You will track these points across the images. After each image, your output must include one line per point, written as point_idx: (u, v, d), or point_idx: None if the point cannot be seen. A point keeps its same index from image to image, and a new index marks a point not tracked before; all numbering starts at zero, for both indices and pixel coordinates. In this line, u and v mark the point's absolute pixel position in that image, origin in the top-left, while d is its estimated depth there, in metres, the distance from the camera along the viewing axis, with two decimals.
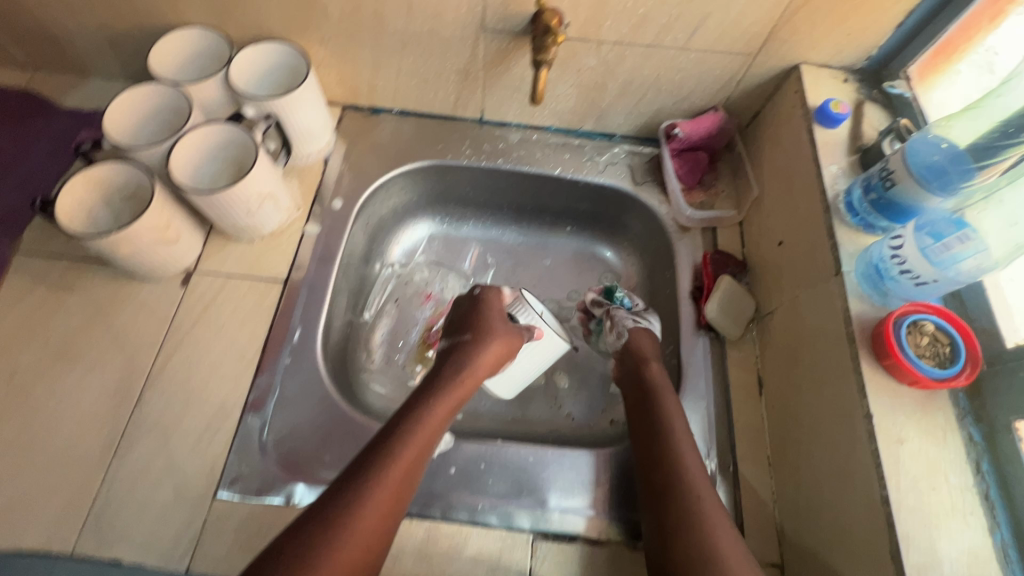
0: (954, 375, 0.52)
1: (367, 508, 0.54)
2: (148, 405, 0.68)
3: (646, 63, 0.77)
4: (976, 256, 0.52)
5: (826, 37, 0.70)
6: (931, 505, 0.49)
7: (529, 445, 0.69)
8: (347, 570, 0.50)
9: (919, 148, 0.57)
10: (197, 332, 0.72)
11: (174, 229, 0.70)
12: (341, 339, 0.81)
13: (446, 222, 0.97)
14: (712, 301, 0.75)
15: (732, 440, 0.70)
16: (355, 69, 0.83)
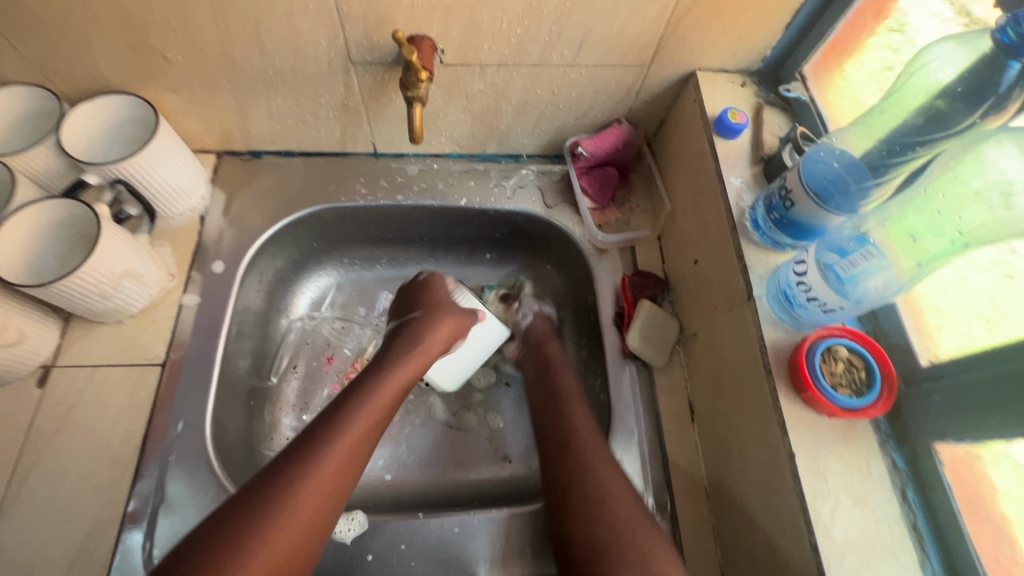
0: (868, 406, 0.50)
1: (314, 483, 0.51)
2: (5, 536, 0.58)
3: (537, 82, 0.71)
4: (881, 274, 0.49)
5: (718, 42, 0.66)
6: (861, 547, 0.47)
7: (454, 514, 0.63)
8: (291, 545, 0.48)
9: (814, 164, 0.54)
10: (60, 438, 0.63)
11: (15, 328, 0.61)
12: (242, 414, 0.74)
13: (354, 264, 0.90)
14: (633, 331, 0.71)
15: (667, 475, 0.67)
16: (220, 114, 0.74)
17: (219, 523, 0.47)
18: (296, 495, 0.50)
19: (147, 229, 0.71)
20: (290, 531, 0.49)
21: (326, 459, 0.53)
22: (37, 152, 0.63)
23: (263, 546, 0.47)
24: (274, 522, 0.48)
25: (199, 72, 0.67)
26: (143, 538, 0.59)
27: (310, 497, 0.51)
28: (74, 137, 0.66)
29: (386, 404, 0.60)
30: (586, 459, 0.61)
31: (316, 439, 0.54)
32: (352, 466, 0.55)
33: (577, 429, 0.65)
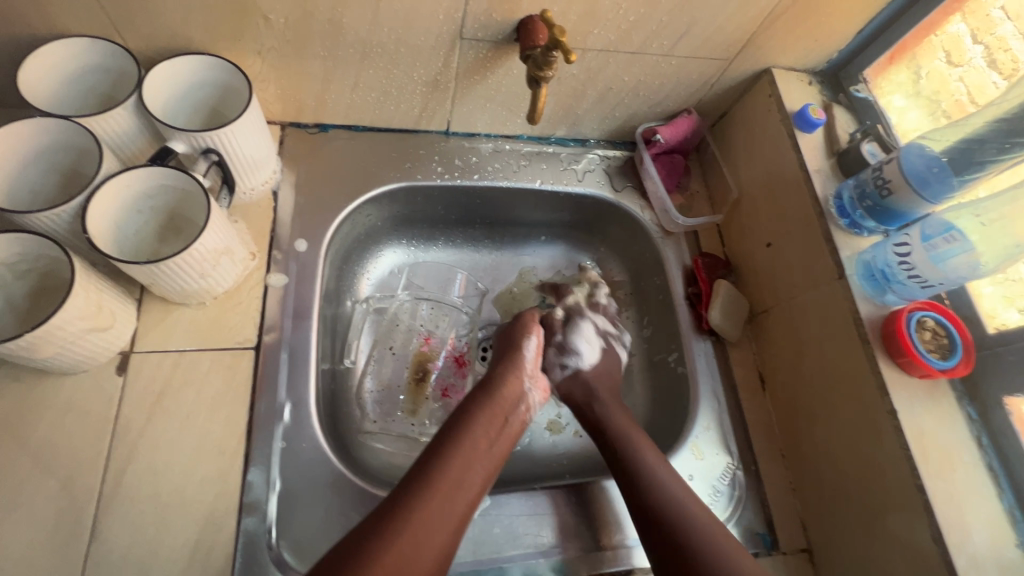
0: (954, 365, 0.58)
1: (433, 504, 0.55)
2: (108, 536, 0.53)
3: (628, 70, 0.74)
4: (965, 255, 0.56)
5: (797, 43, 0.72)
6: (956, 486, 0.55)
7: (566, 485, 0.67)
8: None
9: (911, 155, 0.61)
10: (154, 428, 0.58)
11: (107, 311, 0.56)
12: (328, 398, 0.71)
13: (413, 244, 0.88)
14: (714, 308, 0.77)
15: (748, 439, 0.73)
16: (301, 84, 0.69)
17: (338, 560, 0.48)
18: (416, 515, 0.53)
19: (227, 200, 0.65)
20: (416, 549, 0.51)
21: (444, 483, 0.57)
22: (117, 114, 0.57)
23: (392, 560, 0.50)
24: (403, 538, 0.51)
25: (295, 37, 0.63)
26: (264, 527, 0.57)
27: (430, 517, 0.54)
28: (153, 99, 0.60)
29: (491, 427, 0.65)
30: (717, 545, 0.55)
31: (431, 466, 0.58)
32: (467, 490, 0.58)
33: (657, 483, 0.61)
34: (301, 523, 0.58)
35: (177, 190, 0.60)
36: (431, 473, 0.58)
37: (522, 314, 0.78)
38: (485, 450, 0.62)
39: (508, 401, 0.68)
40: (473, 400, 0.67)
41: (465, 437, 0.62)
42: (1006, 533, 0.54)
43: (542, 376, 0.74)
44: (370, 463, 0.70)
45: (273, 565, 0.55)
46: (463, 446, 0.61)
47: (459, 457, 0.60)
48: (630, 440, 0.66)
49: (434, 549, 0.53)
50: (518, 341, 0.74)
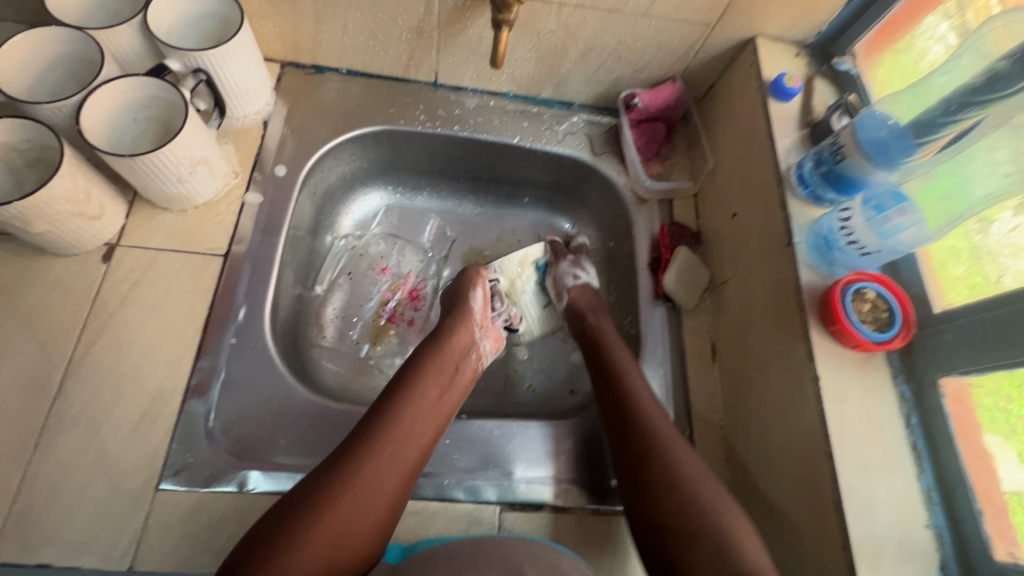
0: (890, 338, 0.56)
1: (385, 451, 0.57)
2: (70, 394, 0.61)
3: (607, 29, 0.75)
4: (914, 227, 0.55)
5: (782, 11, 0.71)
6: (870, 457, 0.54)
7: (494, 419, 0.69)
8: (356, 515, 0.52)
9: (869, 121, 0.59)
10: (125, 311, 0.66)
11: (96, 202, 0.64)
12: (290, 314, 0.76)
13: (398, 191, 0.92)
14: (670, 273, 0.76)
15: (687, 404, 0.72)
16: (294, 22, 0.75)
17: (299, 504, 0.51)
18: (371, 464, 0.55)
19: (217, 123, 0.71)
20: (375, 488, 0.54)
21: (395, 432, 0.58)
22: (124, 30, 0.64)
23: (347, 509, 0.52)
24: (356, 487, 0.53)
25: None
26: (205, 409, 0.63)
27: (384, 464, 0.56)
28: (159, 21, 0.67)
29: (441, 378, 0.66)
30: (661, 432, 0.61)
31: (383, 416, 0.59)
32: (420, 435, 0.60)
33: (642, 402, 0.65)
34: (239, 413, 0.64)
35: (166, 102, 0.67)
36: (380, 423, 0.59)
37: (467, 273, 0.80)
38: (436, 397, 0.64)
39: (457, 350, 0.70)
40: (423, 356, 0.68)
41: (415, 388, 0.63)
42: (916, 512, 0.52)
43: (494, 328, 0.78)
44: (322, 379, 0.75)
45: (207, 442, 0.61)
46: (413, 396, 0.62)
47: (409, 405, 0.61)
48: (617, 363, 0.70)
49: (390, 491, 0.55)
50: (465, 294, 0.77)
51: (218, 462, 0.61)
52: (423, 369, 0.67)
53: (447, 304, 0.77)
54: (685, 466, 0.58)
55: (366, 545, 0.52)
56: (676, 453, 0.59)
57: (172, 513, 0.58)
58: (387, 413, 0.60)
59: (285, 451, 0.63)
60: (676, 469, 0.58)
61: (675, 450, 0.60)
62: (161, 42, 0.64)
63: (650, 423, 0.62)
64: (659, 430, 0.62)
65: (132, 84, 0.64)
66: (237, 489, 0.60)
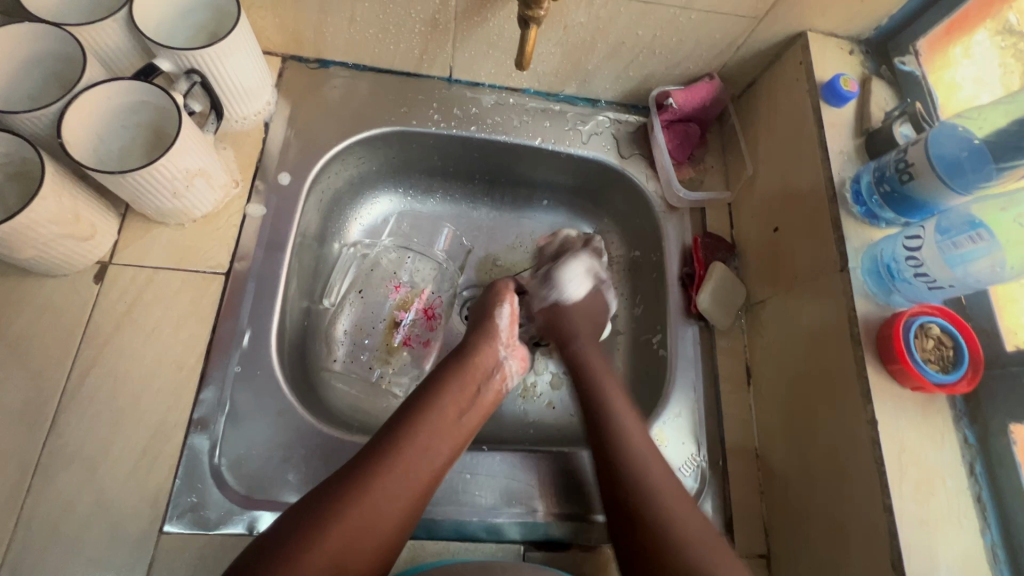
0: (955, 381, 0.51)
1: (393, 474, 0.52)
2: (64, 430, 0.56)
3: (642, 22, 0.67)
4: (990, 257, 0.49)
5: (839, 4, 0.64)
6: (931, 512, 0.49)
7: (517, 450, 0.65)
8: (351, 543, 0.49)
9: (942, 137, 0.54)
10: (121, 337, 0.61)
11: (84, 221, 0.58)
12: (296, 333, 0.72)
13: (409, 194, 0.85)
14: (704, 292, 0.71)
15: (721, 433, 0.68)
16: (297, 13, 0.68)
17: (295, 523, 0.48)
18: (374, 485, 0.51)
19: (213, 127, 0.65)
20: (376, 516, 0.50)
21: (407, 454, 0.54)
22: (108, 26, 0.57)
23: (342, 536, 0.48)
24: (355, 510, 0.50)
25: None
26: (210, 444, 0.59)
27: (390, 488, 0.52)
28: (146, 15, 0.60)
29: (462, 396, 0.61)
30: (654, 486, 0.56)
31: (395, 435, 0.55)
32: (433, 458, 0.55)
33: (639, 457, 0.58)
34: (247, 447, 0.60)
35: (157, 107, 0.60)
36: (393, 441, 0.55)
37: (495, 287, 0.73)
38: (453, 417, 0.59)
39: (484, 364, 0.65)
40: (444, 369, 0.63)
41: (432, 406, 0.59)
42: (980, 570, 0.49)
43: (521, 345, 0.70)
44: (332, 402, 0.71)
45: (212, 480, 0.57)
46: (429, 415, 0.58)
47: (423, 428, 0.56)
48: (612, 422, 0.61)
49: (393, 516, 0.52)
50: (490, 308, 0.70)
51: (225, 502, 0.57)
52: (443, 386, 0.61)
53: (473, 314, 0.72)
54: (685, 526, 0.53)
55: (362, 573, 0.49)
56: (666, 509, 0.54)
57: (178, 558, 0.54)
58: (401, 433, 0.55)
59: (295, 488, 0.59)
60: (661, 514, 0.54)
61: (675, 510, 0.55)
62: (150, 40, 0.57)
63: (629, 467, 0.58)
64: (654, 487, 0.56)
65: (119, 89, 0.58)
66: (246, 531, 0.56)
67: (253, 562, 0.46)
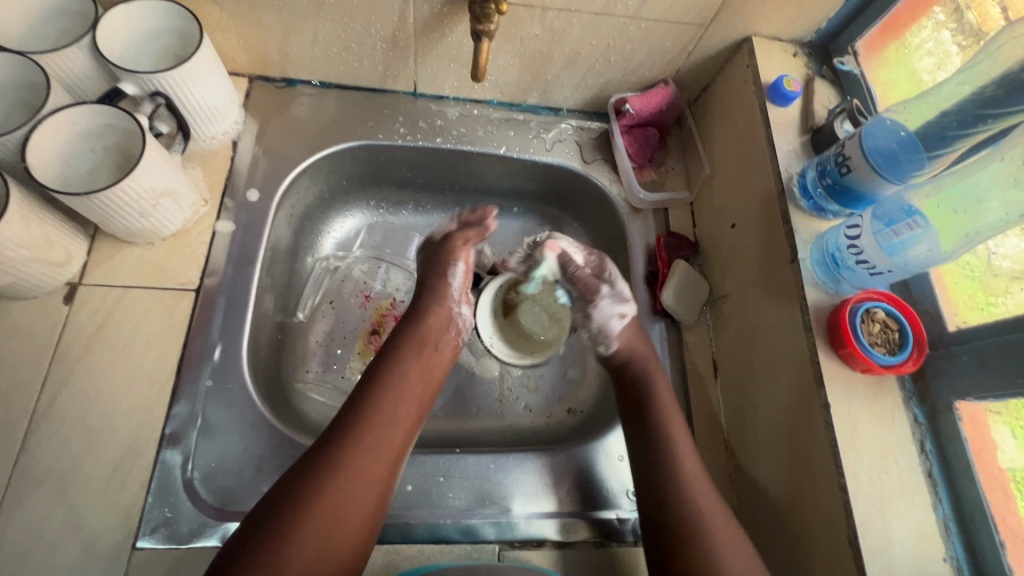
0: (902, 362, 0.54)
1: (348, 476, 0.51)
2: (34, 451, 0.57)
3: (595, 32, 0.70)
4: (925, 242, 0.52)
5: (778, 10, 0.67)
6: (885, 489, 0.51)
7: (490, 451, 0.66)
8: (331, 517, 0.49)
9: (876, 131, 0.57)
10: (91, 357, 0.61)
11: (53, 242, 0.59)
12: (270, 347, 0.72)
13: (381, 207, 0.87)
14: (668, 288, 0.73)
15: (690, 425, 0.69)
16: (260, 34, 0.70)
17: (271, 511, 0.49)
18: (338, 468, 0.51)
19: (181, 147, 0.66)
20: (353, 487, 0.51)
21: (369, 423, 0.55)
22: (73, 53, 0.59)
23: (324, 513, 0.49)
24: (316, 518, 0.49)
25: None
26: (183, 458, 0.59)
27: (348, 491, 0.51)
28: (111, 41, 0.62)
29: (419, 361, 0.62)
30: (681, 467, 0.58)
31: (357, 408, 0.56)
32: (386, 448, 0.55)
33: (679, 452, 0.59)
34: (220, 460, 0.60)
35: (123, 130, 0.62)
36: (337, 445, 0.53)
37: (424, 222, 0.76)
38: (396, 410, 0.57)
39: (433, 338, 0.64)
40: (399, 335, 0.64)
41: (390, 376, 0.59)
42: (933, 544, 0.50)
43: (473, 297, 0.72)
44: (308, 414, 0.72)
45: (185, 494, 0.58)
46: (386, 383, 0.58)
47: (381, 397, 0.57)
48: (660, 406, 0.63)
49: (370, 483, 0.52)
50: (444, 267, 0.69)
51: (198, 516, 0.57)
52: (397, 356, 0.61)
53: (424, 267, 0.70)
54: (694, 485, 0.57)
55: (349, 546, 0.50)
56: (697, 502, 0.56)
57: (151, 573, 0.54)
58: (361, 405, 0.56)
59: None
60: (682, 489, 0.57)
61: (700, 498, 0.56)
62: (114, 65, 0.59)
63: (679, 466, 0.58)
64: (688, 479, 0.57)
65: (84, 114, 0.59)
66: (220, 543, 0.57)
67: (240, 556, 0.46)
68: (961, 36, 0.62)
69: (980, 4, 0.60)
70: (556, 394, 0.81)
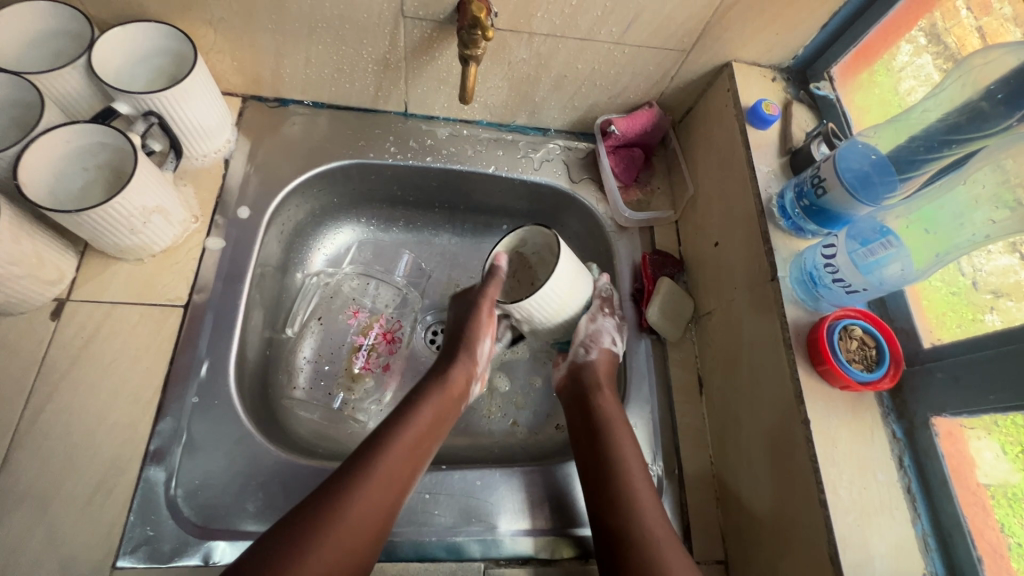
0: (879, 378, 0.55)
1: (360, 517, 0.53)
2: (16, 469, 0.56)
3: (580, 57, 0.73)
4: (899, 261, 0.53)
5: (756, 36, 0.70)
6: (864, 505, 0.52)
7: (476, 468, 0.66)
8: (333, 566, 0.50)
9: (850, 154, 0.58)
10: (76, 373, 0.61)
11: (43, 258, 0.60)
12: (258, 363, 0.73)
13: (372, 224, 0.88)
14: (654, 305, 0.74)
15: (675, 441, 0.70)
16: (254, 56, 0.71)
17: (279, 547, 0.49)
18: (353, 518, 0.53)
19: (173, 166, 0.68)
20: (358, 541, 0.52)
21: (386, 477, 0.56)
22: (67, 73, 0.60)
23: (328, 561, 0.50)
24: (320, 564, 0.49)
25: (241, 7, 0.64)
26: (167, 475, 0.59)
27: (360, 513, 0.53)
28: (106, 62, 0.63)
29: (438, 416, 0.63)
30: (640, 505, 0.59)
31: (377, 457, 0.57)
32: (398, 471, 0.57)
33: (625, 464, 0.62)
34: (204, 477, 0.60)
35: (115, 148, 0.63)
36: (355, 484, 0.54)
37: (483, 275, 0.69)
38: (412, 460, 0.59)
39: (449, 382, 0.66)
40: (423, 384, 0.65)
41: (411, 427, 0.61)
42: (912, 559, 0.51)
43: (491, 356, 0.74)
44: (295, 430, 0.72)
45: (168, 512, 0.57)
46: (409, 433, 0.60)
47: (403, 449, 0.59)
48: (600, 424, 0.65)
49: (373, 538, 0.54)
50: (479, 320, 0.68)
51: (180, 533, 0.57)
52: (421, 408, 0.63)
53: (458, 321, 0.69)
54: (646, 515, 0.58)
55: None
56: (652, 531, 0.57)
57: None
58: (383, 455, 0.57)
59: (253, 517, 0.59)
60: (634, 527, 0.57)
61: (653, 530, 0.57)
62: (107, 85, 0.60)
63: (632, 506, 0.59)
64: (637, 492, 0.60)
65: (76, 133, 0.60)
66: (202, 562, 0.56)
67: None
68: (941, 60, 0.64)
69: (959, 28, 0.62)
70: (544, 410, 0.81)
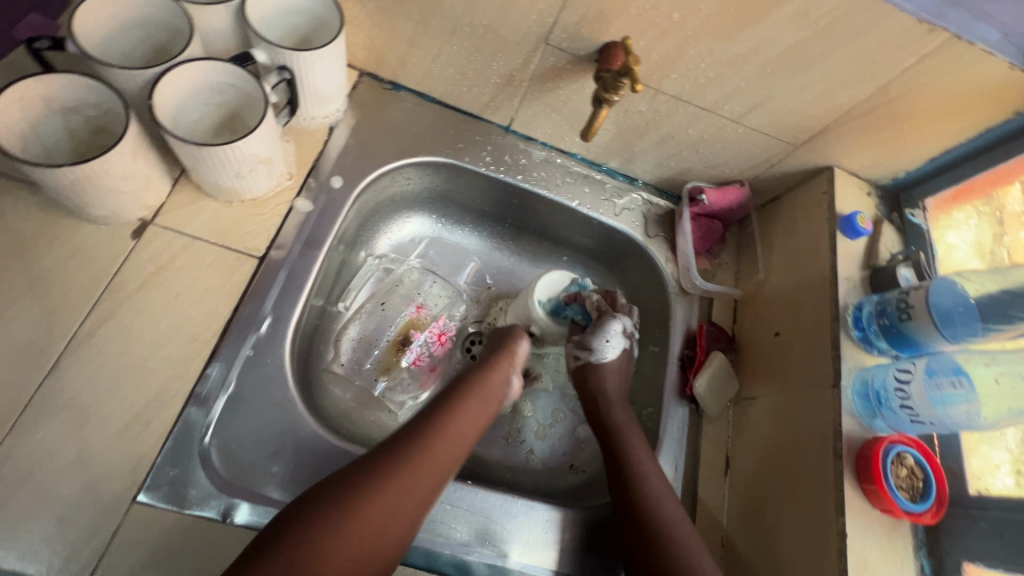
0: (922, 511, 0.56)
1: (408, 468, 0.56)
2: (62, 377, 0.56)
3: (694, 124, 0.74)
4: (967, 404, 0.55)
5: (865, 150, 0.72)
6: None
7: (500, 491, 0.65)
8: (386, 507, 0.53)
9: (943, 290, 0.60)
10: (142, 297, 0.61)
11: (148, 179, 0.60)
12: (309, 331, 0.73)
13: (441, 222, 0.89)
14: (701, 377, 0.75)
15: (693, 514, 0.70)
16: (389, 39, 0.73)
17: (334, 488, 0.53)
18: (400, 469, 0.56)
19: (284, 120, 0.68)
20: (409, 489, 0.55)
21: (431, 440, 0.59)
22: (219, 10, 0.61)
23: (381, 503, 0.53)
24: (372, 506, 0.53)
25: None
26: (206, 420, 0.59)
27: (411, 467, 0.56)
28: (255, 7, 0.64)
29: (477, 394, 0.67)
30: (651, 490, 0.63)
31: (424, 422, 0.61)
32: (448, 446, 0.60)
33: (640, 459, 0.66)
34: (241, 432, 0.60)
35: (243, 92, 0.63)
36: (403, 445, 0.58)
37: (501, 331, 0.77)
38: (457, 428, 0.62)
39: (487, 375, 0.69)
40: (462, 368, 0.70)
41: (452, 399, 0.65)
42: None
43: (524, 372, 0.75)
44: (326, 405, 0.72)
45: (198, 458, 0.57)
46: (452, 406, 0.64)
47: (446, 419, 0.62)
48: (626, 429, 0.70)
49: (424, 487, 0.56)
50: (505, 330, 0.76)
51: (205, 483, 0.56)
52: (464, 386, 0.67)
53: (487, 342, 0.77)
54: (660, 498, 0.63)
55: (399, 536, 0.54)
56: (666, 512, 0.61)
57: (144, 531, 0.53)
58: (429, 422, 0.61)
59: (278, 484, 0.59)
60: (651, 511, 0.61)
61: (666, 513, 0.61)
62: (253, 31, 0.61)
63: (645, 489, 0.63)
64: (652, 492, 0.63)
65: (213, 68, 0.61)
66: (219, 517, 0.55)
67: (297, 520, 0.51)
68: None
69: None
70: (562, 447, 0.81)
